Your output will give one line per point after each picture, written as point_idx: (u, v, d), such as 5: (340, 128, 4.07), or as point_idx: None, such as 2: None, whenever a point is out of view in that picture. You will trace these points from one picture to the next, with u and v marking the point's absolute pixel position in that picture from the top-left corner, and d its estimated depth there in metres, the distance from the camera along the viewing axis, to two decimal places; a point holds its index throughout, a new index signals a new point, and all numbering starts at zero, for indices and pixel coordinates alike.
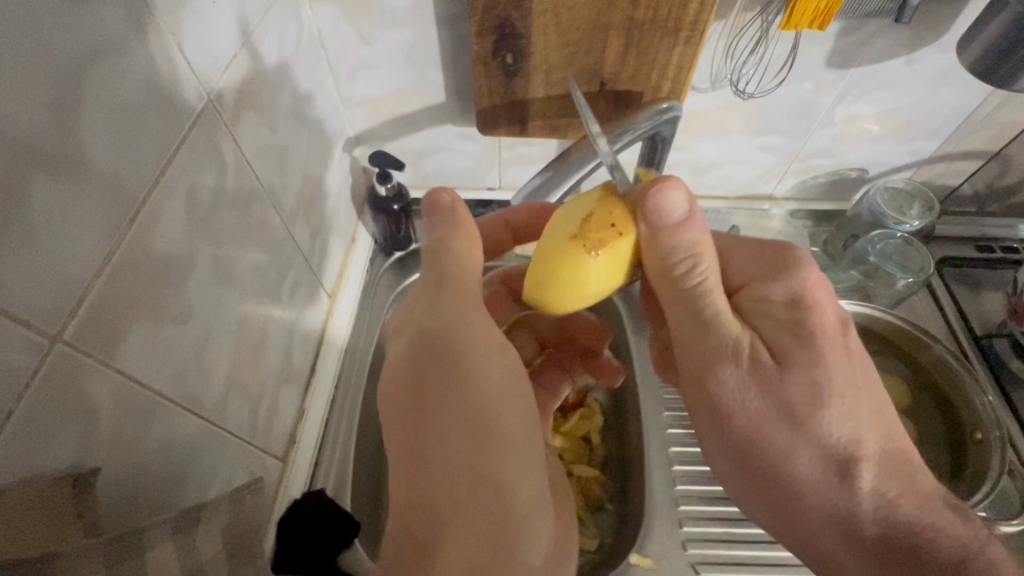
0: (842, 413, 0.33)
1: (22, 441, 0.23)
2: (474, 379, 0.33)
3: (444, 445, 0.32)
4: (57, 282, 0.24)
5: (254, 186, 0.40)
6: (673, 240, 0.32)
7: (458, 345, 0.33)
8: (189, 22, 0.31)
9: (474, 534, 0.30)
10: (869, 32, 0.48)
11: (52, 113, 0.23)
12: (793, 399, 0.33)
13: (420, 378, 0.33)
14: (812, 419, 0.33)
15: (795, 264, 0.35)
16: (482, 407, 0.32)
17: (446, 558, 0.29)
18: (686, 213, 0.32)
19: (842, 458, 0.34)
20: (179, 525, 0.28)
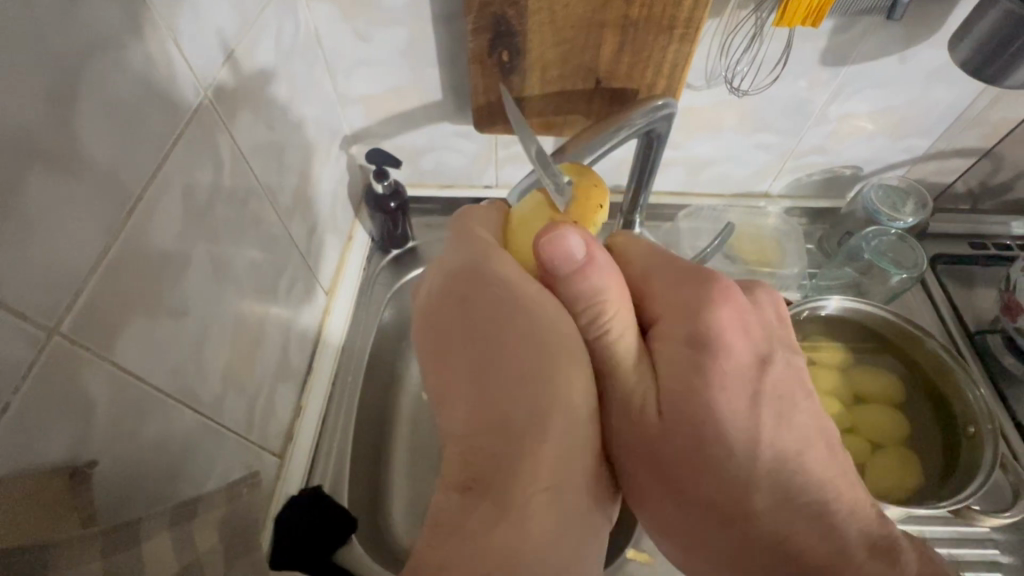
0: (736, 459, 0.30)
1: (22, 432, 0.23)
2: (532, 312, 0.32)
3: (504, 367, 0.31)
4: (54, 275, 0.24)
5: (251, 183, 0.40)
6: (571, 288, 0.32)
7: (512, 284, 0.33)
8: (186, 18, 0.32)
9: (550, 462, 0.29)
10: (862, 29, 0.48)
11: (49, 107, 0.23)
12: (692, 441, 0.31)
13: (475, 314, 0.32)
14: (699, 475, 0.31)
15: (707, 299, 0.33)
16: (543, 337, 0.31)
17: (531, 472, 0.29)
18: (586, 255, 0.31)
19: (742, 513, 0.30)
20: (175, 518, 0.29)
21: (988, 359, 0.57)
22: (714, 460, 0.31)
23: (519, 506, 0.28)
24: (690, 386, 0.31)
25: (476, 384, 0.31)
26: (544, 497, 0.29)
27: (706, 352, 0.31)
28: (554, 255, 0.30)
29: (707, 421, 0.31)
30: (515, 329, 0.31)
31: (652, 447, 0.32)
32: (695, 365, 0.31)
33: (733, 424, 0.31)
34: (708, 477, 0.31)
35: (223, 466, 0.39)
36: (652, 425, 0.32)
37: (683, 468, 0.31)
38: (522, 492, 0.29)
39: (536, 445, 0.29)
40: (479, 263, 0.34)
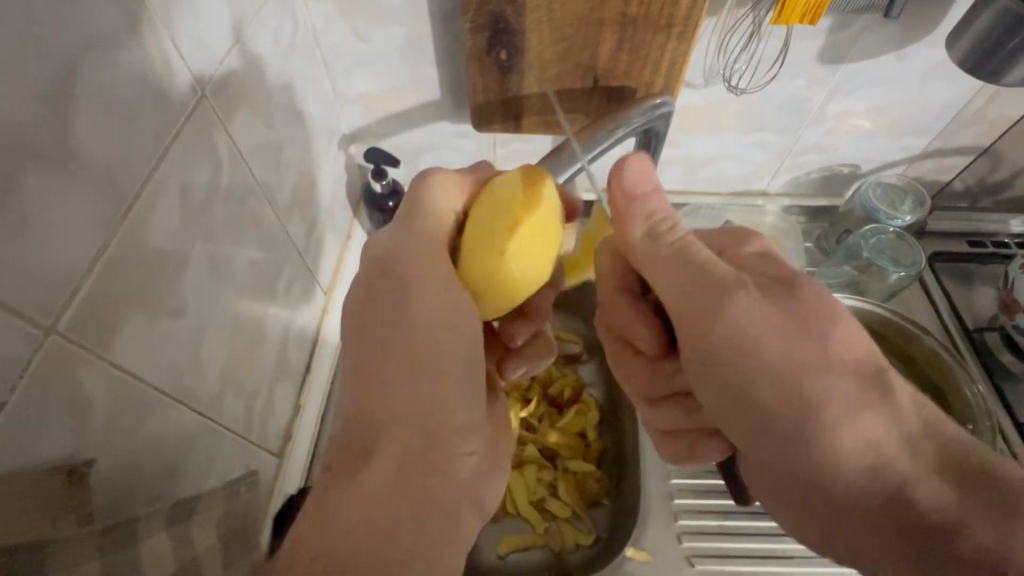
0: (840, 343, 0.33)
1: (19, 430, 0.23)
2: (415, 314, 0.34)
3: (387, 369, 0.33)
4: (51, 273, 0.24)
5: (249, 182, 0.40)
6: (646, 206, 0.36)
7: (412, 278, 0.34)
8: (183, 16, 0.32)
9: (399, 456, 0.32)
10: (860, 27, 0.48)
11: (45, 106, 0.23)
12: (804, 316, 0.33)
13: (377, 310, 0.35)
14: (829, 352, 0.32)
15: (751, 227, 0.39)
16: (437, 331, 0.33)
17: (378, 472, 0.31)
18: (653, 186, 0.36)
19: (863, 382, 0.32)
20: (173, 516, 0.29)
21: (987, 357, 0.57)
22: (828, 338, 0.32)
23: (358, 490, 0.30)
24: (779, 273, 0.34)
25: (364, 379, 0.34)
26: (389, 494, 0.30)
27: (781, 265, 0.35)
28: (636, 171, 0.35)
29: (806, 289, 0.33)
30: (403, 326, 0.34)
31: (770, 351, 0.32)
32: (789, 281, 0.34)
33: (840, 328, 0.33)
34: (826, 376, 0.32)
35: (223, 464, 0.39)
36: (771, 318, 0.32)
37: (799, 348, 0.32)
38: (369, 484, 0.30)
39: (397, 437, 0.32)
40: (394, 254, 0.35)
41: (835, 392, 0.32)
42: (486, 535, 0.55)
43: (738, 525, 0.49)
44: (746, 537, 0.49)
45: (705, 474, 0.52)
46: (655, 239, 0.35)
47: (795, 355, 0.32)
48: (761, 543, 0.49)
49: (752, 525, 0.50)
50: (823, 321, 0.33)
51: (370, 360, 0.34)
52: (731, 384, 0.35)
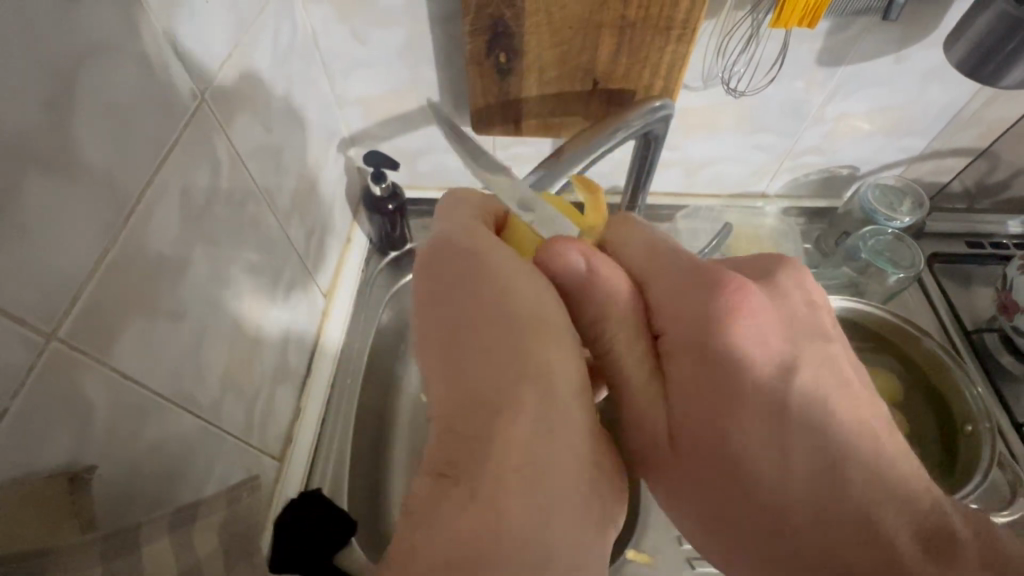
0: (763, 487, 0.28)
1: (22, 433, 0.23)
2: (500, 271, 0.32)
3: (476, 348, 0.29)
4: (53, 279, 0.24)
5: (249, 186, 0.40)
6: (583, 298, 0.32)
7: (482, 245, 0.33)
8: (182, 21, 0.31)
9: (507, 444, 0.26)
10: (858, 30, 0.48)
11: (47, 112, 0.23)
12: (720, 464, 0.28)
13: (445, 287, 0.32)
14: (746, 501, 0.28)
15: (717, 303, 0.30)
16: (515, 311, 0.30)
17: (495, 460, 0.26)
18: (586, 267, 0.32)
19: (782, 538, 0.28)
20: (175, 521, 0.29)
21: (986, 358, 0.58)
22: (738, 487, 0.28)
23: (473, 489, 0.25)
24: (698, 413, 0.29)
25: (453, 356, 0.30)
26: (516, 481, 0.25)
27: (713, 367, 0.29)
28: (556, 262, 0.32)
29: (733, 437, 0.28)
30: (490, 294, 0.31)
31: (685, 482, 0.30)
32: (701, 393, 0.29)
33: (749, 445, 0.28)
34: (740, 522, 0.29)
35: (223, 467, 0.38)
36: (682, 466, 0.30)
37: (718, 489, 0.29)
38: (489, 476, 0.25)
39: (504, 425, 0.27)
40: (453, 235, 0.34)
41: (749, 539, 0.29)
42: None
43: None
44: None
45: None
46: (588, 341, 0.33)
47: (720, 502, 0.29)
48: None
49: None
50: (727, 436, 0.28)
51: (445, 371, 0.30)
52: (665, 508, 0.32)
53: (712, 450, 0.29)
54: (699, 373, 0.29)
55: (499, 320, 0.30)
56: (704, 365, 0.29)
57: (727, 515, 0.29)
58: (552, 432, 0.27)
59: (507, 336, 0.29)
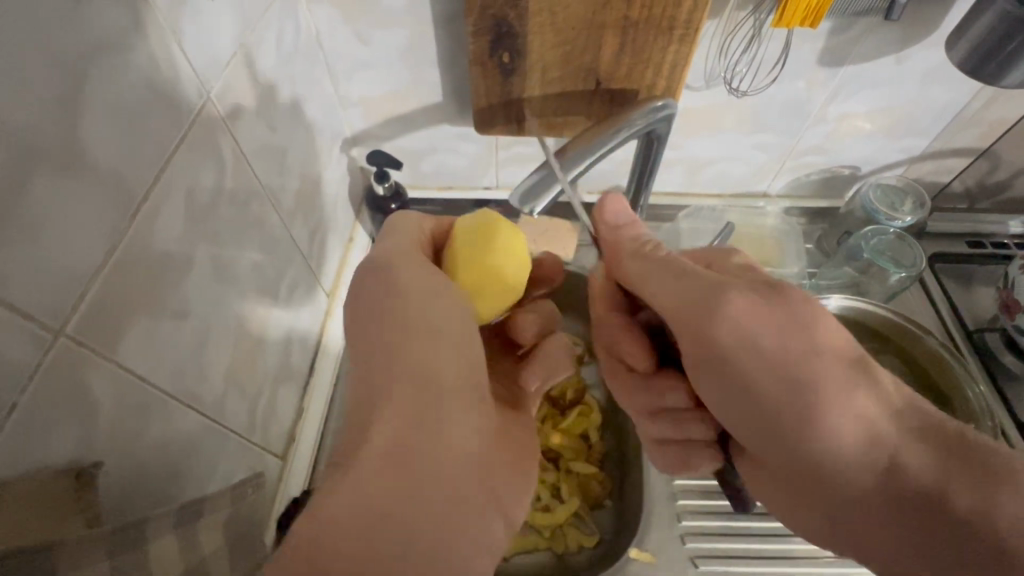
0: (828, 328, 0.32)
1: (29, 430, 0.23)
2: (400, 283, 0.35)
3: (378, 354, 0.33)
4: (61, 276, 0.24)
5: (253, 185, 0.40)
6: (636, 230, 0.40)
7: (390, 261, 0.36)
8: (188, 21, 0.32)
9: (386, 438, 0.30)
10: (860, 30, 0.48)
11: (56, 109, 0.23)
12: (801, 310, 0.32)
13: (362, 303, 0.35)
14: (821, 337, 0.31)
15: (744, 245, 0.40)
16: (432, 325, 0.34)
17: (376, 451, 0.29)
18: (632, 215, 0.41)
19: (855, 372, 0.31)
20: (180, 518, 0.29)
21: (988, 357, 0.57)
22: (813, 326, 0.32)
23: (359, 474, 0.28)
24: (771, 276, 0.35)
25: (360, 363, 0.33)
26: (392, 466, 0.29)
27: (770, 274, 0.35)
28: (617, 206, 0.40)
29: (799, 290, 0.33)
30: (393, 306, 0.34)
31: (764, 326, 0.32)
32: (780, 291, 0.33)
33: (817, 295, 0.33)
34: (813, 360, 0.31)
35: (227, 466, 0.38)
36: (764, 312, 0.32)
37: (794, 329, 0.32)
38: (371, 457, 0.29)
39: (389, 412, 0.31)
40: (379, 258, 0.37)
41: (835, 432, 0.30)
42: None
43: (740, 526, 0.49)
44: (748, 537, 0.49)
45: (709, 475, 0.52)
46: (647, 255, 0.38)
47: (795, 339, 0.31)
48: (762, 543, 0.49)
49: (757, 525, 0.50)
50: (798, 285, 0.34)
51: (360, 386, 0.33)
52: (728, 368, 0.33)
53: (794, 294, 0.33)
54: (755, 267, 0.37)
55: (411, 332, 0.33)
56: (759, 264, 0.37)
57: (808, 354, 0.31)
58: (433, 422, 0.31)
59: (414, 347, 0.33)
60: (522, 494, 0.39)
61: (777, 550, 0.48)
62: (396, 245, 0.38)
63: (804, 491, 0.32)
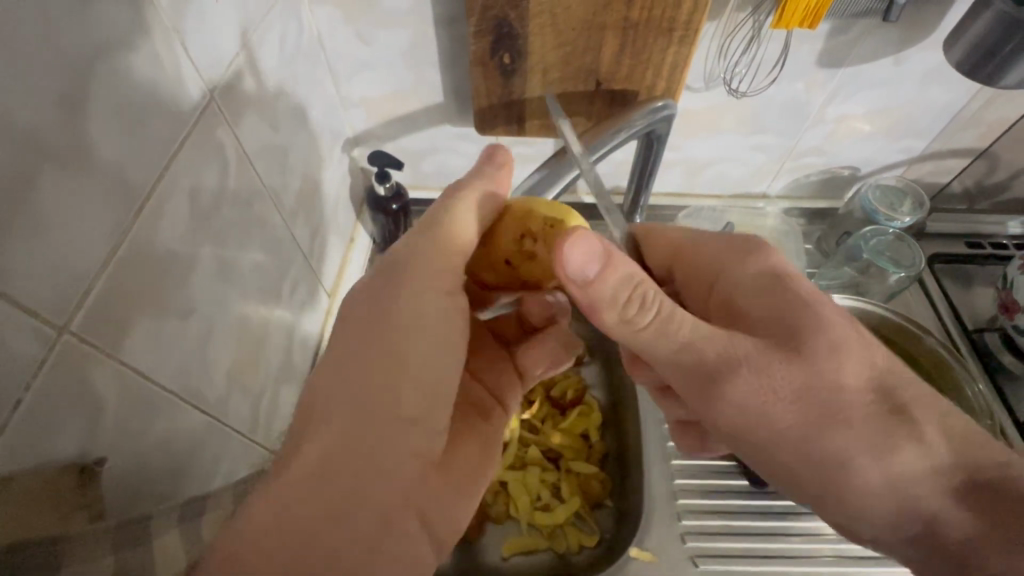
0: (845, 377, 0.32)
1: (34, 425, 0.23)
2: (399, 293, 0.33)
3: (353, 369, 0.32)
4: (66, 272, 0.25)
5: (255, 185, 0.41)
6: (604, 287, 0.33)
7: (404, 260, 0.34)
8: (191, 22, 0.32)
9: (324, 458, 0.29)
10: (858, 31, 0.49)
11: (62, 108, 0.24)
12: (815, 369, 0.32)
13: (365, 304, 0.34)
14: (843, 390, 0.32)
15: (761, 249, 0.38)
16: (398, 344, 0.32)
17: (302, 464, 0.29)
18: (603, 259, 0.33)
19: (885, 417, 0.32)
20: (183, 514, 0.29)
21: (987, 357, 0.58)
22: (835, 383, 0.32)
23: (283, 491, 0.28)
24: (788, 317, 0.34)
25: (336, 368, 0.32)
26: (307, 486, 0.28)
27: (785, 295, 0.35)
28: (580, 264, 0.32)
29: (814, 335, 0.33)
30: (390, 317, 0.33)
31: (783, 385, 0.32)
32: (799, 327, 0.33)
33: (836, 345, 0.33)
34: (840, 416, 0.32)
35: (229, 464, 0.39)
36: (782, 377, 0.32)
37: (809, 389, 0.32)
38: (294, 473, 0.29)
39: (320, 433, 0.30)
40: (402, 251, 0.35)
41: (866, 473, 0.32)
42: (489, 535, 0.56)
43: (740, 525, 0.49)
44: (748, 536, 0.49)
45: (709, 475, 0.52)
46: (621, 307, 0.34)
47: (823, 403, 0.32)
48: (761, 542, 0.49)
49: (757, 524, 0.50)
50: (818, 328, 0.33)
51: (334, 377, 0.32)
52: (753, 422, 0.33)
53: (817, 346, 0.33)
54: (764, 292, 0.35)
55: (400, 341, 0.32)
56: (776, 284, 0.35)
57: (832, 410, 0.32)
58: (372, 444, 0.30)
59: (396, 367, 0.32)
60: (465, 511, 0.36)
61: (776, 549, 0.48)
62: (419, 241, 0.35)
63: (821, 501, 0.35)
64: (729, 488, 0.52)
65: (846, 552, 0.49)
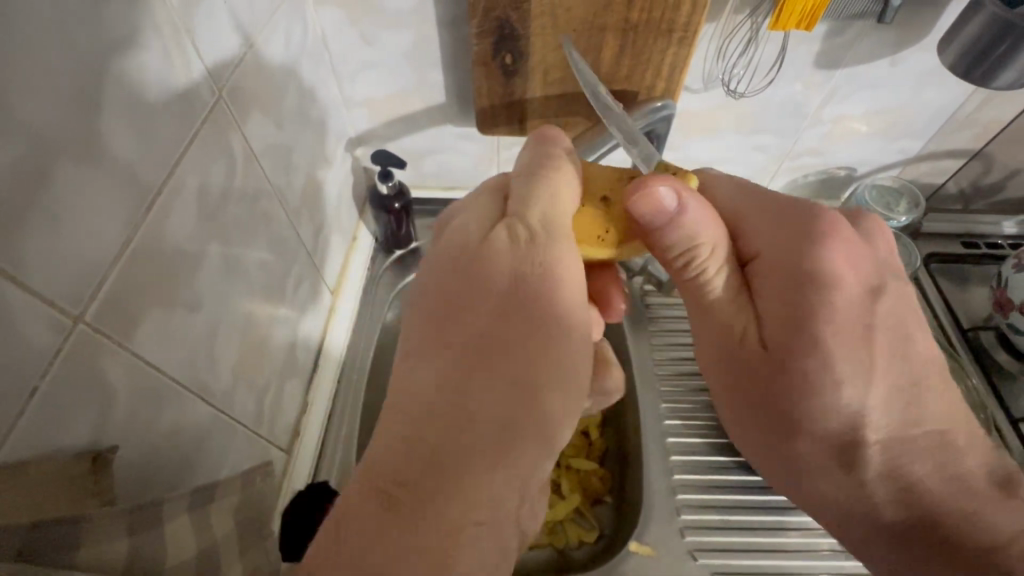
0: (817, 401, 0.37)
1: (48, 411, 0.24)
2: (547, 301, 0.31)
3: (486, 380, 0.29)
4: (80, 265, 0.25)
5: (261, 183, 0.41)
6: (676, 229, 0.33)
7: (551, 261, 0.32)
8: (201, 21, 0.33)
9: (476, 500, 0.28)
10: (855, 33, 0.49)
11: (76, 105, 0.24)
12: (789, 381, 0.37)
13: (489, 303, 0.31)
14: (810, 406, 0.37)
15: (818, 241, 0.36)
16: (560, 358, 0.31)
17: (451, 500, 0.27)
18: (677, 204, 0.32)
19: (830, 436, 0.38)
20: (193, 502, 0.30)
21: (983, 354, 0.58)
22: (804, 399, 0.37)
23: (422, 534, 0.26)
24: (794, 337, 0.36)
25: (460, 376, 0.29)
26: (459, 522, 0.27)
27: (803, 305, 0.36)
28: (648, 211, 0.32)
29: (804, 357, 0.36)
30: (540, 329, 0.31)
31: (753, 379, 0.39)
32: (797, 346, 0.36)
33: (825, 377, 0.36)
34: (795, 417, 0.38)
35: (235, 456, 0.39)
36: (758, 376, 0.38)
37: (773, 391, 0.38)
38: (442, 510, 0.27)
39: (464, 461, 0.28)
40: (523, 239, 0.32)
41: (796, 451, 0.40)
42: None
43: (739, 520, 0.50)
44: (746, 530, 0.50)
45: (709, 470, 0.53)
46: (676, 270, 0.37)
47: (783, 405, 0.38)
48: (759, 537, 0.49)
49: (756, 518, 0.50)
50: (806, 359, 0.36)
51: (462, 391, 0.29)
52: (736, 386, 0.41)
53: (800, 366, 0.36)
54: (788, 293, 0.36)
55: (515, 349, 0.30)
56: (803, 290, 0.36)
57: (787, 413, 0.38)
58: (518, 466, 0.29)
59: (535, 385, 0.30)
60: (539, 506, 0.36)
61: (773, 542, 0.49)
62: (557, 241, 0.32)
63: (767, 456, 0.43)
64: (728, 483, 0.52)
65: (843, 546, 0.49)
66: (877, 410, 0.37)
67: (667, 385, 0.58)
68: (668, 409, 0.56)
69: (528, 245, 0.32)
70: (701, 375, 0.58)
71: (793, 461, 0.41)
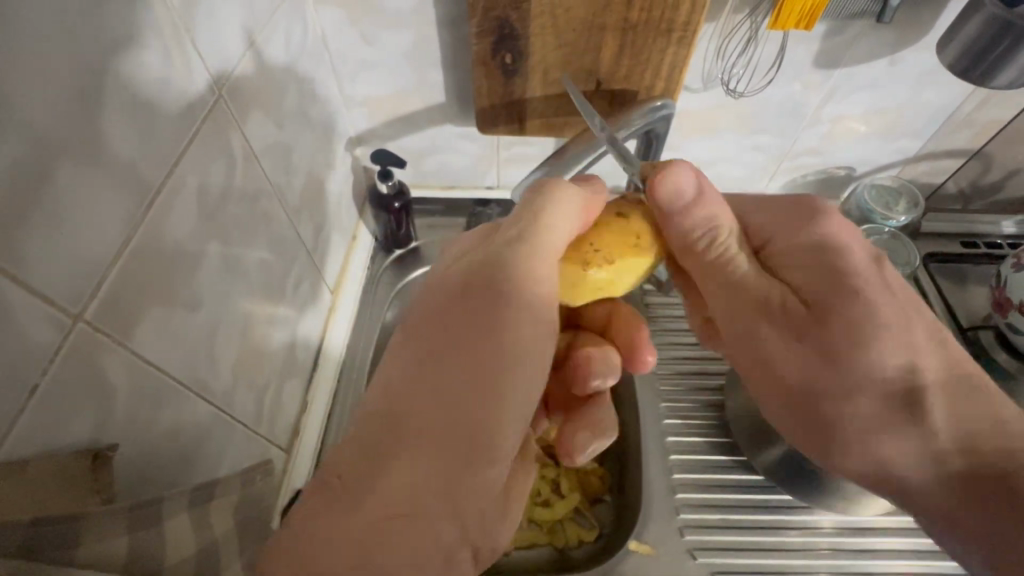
0: (869, 361, 0.34)
1: (49, 409, 0.24)
2: (496, 308, 0.33)
3: (444, 373, 0.32)
4: (80, 264, 0.25)
5: (261, 183, 0.41)
6: (693, 212, 0.37)
7: (501, 272, 0.34)
8: (201, 21, 0.33)
9: (409, 487, 0.29)
10: (854, 33, 0.49)
11: (76, 103, 0.24)
12: (836, 343, 0.34)
13: (453, 308, 0.34)
14: (860, 369, 0.34)
15: (825, 218, 0.38)
16: (511, 362, 0.32)
17: (381, 484, 0.28)
18: (696, 188, 0.37)
19: (889, 398, 0.34)
20: (193, 500, 0.30)
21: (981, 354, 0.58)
22: (852, 357, 0.34)
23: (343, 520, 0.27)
24: (832, 294, 0.35)
25: (423, 369, 0.32)
26: (385, 510, 0.28)
27: (837, 264, 0.35)
28: (671, 188, 0.36)
29: (848, 311, 0.34)
30: (495, 335, 0.33)
31: (786, 351, 0.36)
32: (840, 303, 0.34)
33: (873, 332, 0.34)
34: (842, 386, 0.35)
35: (235, 454, 0.39)
36: (802, 348, 0.35)
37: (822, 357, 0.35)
38: (369, 494, 0.28)
39: (409, 450, 0.29)
40: (490, 255, 0.35)
41: (851, 427, 0.35)
42: None
43: (739, 518, 0.50)
44: (747, 529, 0.50)
45: (710, 469, 0.53)
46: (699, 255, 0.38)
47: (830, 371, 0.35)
48: (760, 535, 0.49)
49: (757, 516, 0.50)
50: (853, 311, 0.34)
51: (413, 388, 0.31)
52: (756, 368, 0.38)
53: (847, 319, 0.34)
54: (811, 260, 0.36)
55: (481, 346, 0.32)
56: (828, 252, 0.36)
57: (842, 381, 0.35)
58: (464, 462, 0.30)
59: (487, 386, 0.31)
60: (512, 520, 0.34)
61: (774, 541, 0.49)
62: (516, 252, 0.34)
63: (811, 442, 0.38)
64: (728, 481, 0.52)
65: (843, 546, 0.49)
66: (933, 357, 0.35)
67: (667, 385, 0.58)
68: (668, 408, 0.56)
69: (492, 256, 0.35)
70: (701, 375, 0.58)
71: (836, 441, 0.37)
